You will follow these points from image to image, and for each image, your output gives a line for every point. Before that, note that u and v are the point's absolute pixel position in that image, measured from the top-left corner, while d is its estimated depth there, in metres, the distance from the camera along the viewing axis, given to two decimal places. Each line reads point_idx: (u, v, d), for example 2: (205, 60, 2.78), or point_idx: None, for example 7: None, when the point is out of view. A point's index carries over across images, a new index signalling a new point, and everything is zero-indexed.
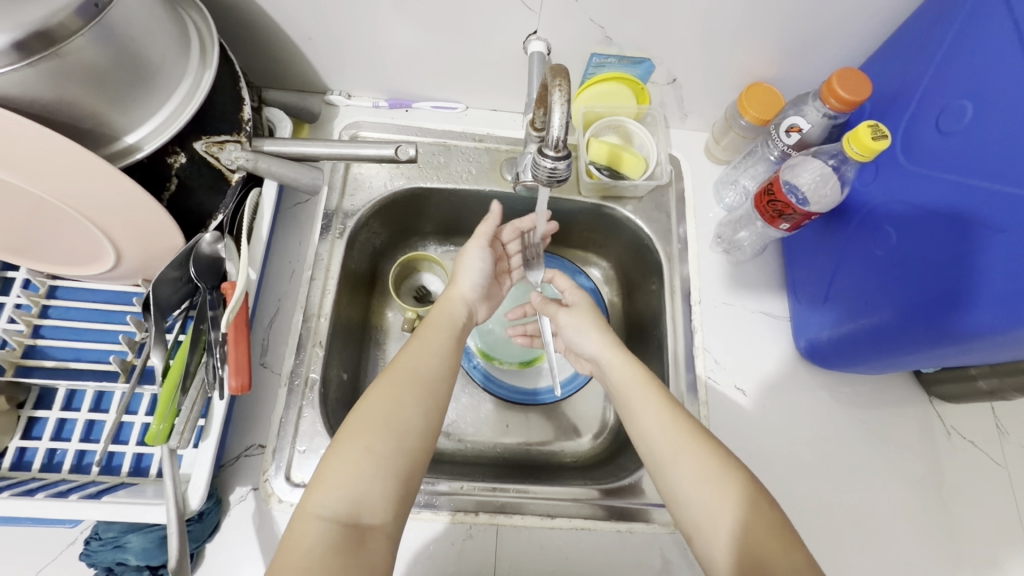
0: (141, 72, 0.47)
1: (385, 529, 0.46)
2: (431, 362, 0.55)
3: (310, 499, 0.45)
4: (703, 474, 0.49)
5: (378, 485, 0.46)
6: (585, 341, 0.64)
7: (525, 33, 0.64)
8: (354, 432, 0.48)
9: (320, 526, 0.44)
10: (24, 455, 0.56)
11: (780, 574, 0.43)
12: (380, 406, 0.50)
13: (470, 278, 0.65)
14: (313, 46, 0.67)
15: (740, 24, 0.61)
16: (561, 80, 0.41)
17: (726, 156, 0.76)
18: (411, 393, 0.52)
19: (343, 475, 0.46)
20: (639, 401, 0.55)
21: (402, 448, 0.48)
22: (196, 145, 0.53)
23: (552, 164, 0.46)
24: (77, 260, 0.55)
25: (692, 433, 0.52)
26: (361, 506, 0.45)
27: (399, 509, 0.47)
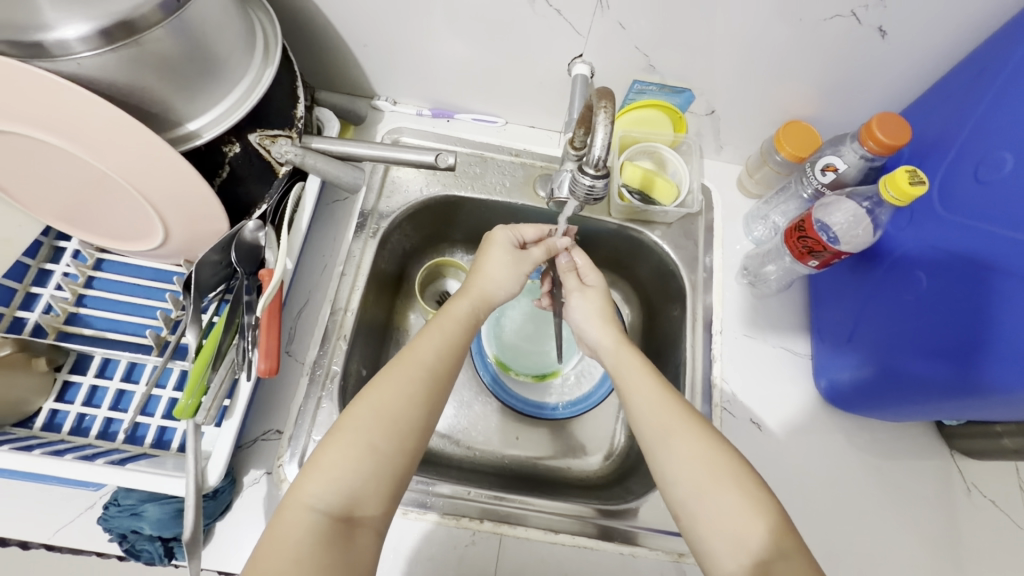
0: (210, 65, 0.50)
1: (374, 526, 0.46)
2: (445, 355, 0.55)
3: (304, 490, 0.45)
4: (690, 448, 0.50)
5: (373, 483, 0.47)
6: (588, 329, 0.64)
7: (571, 55, 0.66)
8: (358, 425, 0.48)
9: (310, 517, 0.44)
10: (56, 416, 0.58)
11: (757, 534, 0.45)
12: (389, 404, 0.49)
13: (493, 268, 0.62)
14: (367, 53, 0.70)
15: (783, 62, 0.62)
16: (607, 102, 0.42)
17: (758, 191, 0.76)
18: (418, 389, 0.51)
19: (337, 466, 0.46)
20: (633, 381, 0.56)
21: (400, 447, 0.48)
22: (251, 137, 0.55)
23: (590, 182, 0.47)
24: (125, 237, 0.58)
25: (683, 415, 0.52)
26: (355, 501, 0.46)
27: (390, 504, 0.48)
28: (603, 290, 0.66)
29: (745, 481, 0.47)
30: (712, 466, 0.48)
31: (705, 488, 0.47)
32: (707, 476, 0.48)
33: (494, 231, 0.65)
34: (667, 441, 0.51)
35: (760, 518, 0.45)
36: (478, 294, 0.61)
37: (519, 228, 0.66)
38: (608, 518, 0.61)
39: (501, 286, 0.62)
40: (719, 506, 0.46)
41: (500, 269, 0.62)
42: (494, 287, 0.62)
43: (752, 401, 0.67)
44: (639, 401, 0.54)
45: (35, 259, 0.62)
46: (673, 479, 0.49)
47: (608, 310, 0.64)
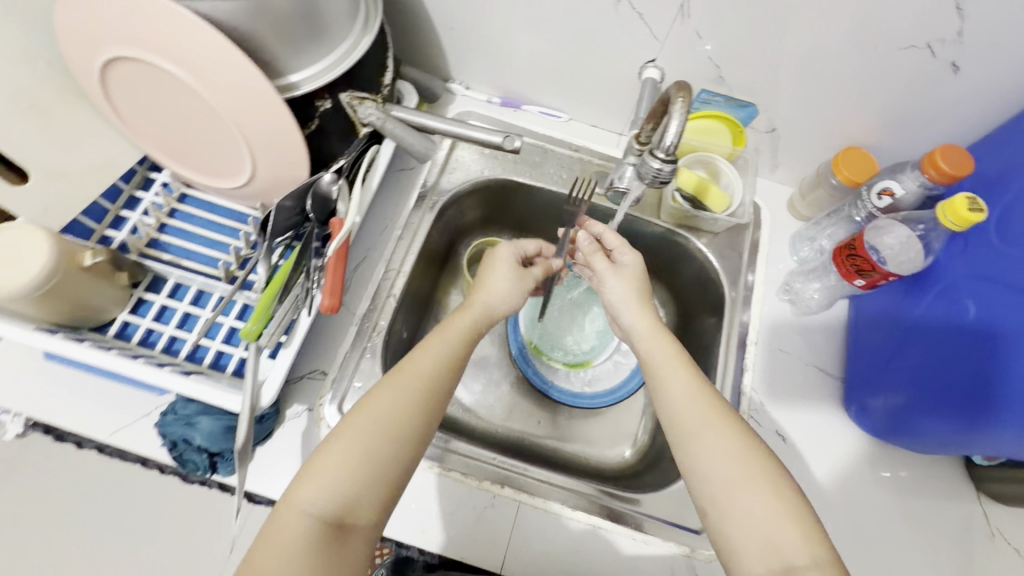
0: (319, 25, 0.54)
1: (366, 532, 0.47)
2: (445, 365, 0.54)
3: (298, 493, 0.46)
4: (730, 449, 0.50)
5: (367, 493, 0.47)
6: (622, 311, 0.63)
7: (643, 59, 0.68)
8: (354, 433, 0.49)
9: (304, 521, 0.45)
10: (127, 328, 0.63)
11: (790, 545, 0.45)
12: (383, 411, 0.50)
13: (495, 288, 0.62)
14: (451, 36, 0.74)
15: (851, 88, 0.64)
16: (684, 94, 0.45)
17: (809, 213, 0.77)
18: (415, 398, 0.51)
19: (332, 470, 0.47)
20: (668, 374, 0.56)
21: (394, 456, 0.49)
22: (342, 96, 0.59)
23: (660, 166, 0.48)
24: (213, 174, 0.63)
25: (718, 412, 0.53)
26: (348, 506, 0.46)
27: (382, 515, 0.48)
28: (637, 268, 0.65)
29: (778, 484, 0.48)
30: (746, 466, 0.49)
31: (738, 487, 0.48)
32: (748, 485, 0.48)
33: (497, 248, 0.66)
34: (701, 434, 0.51)
35: (791, 522, 0.46)
36: (481, 310, 0.60)
37: (520, 244, 0.68)
38: (625, 502, 0.62)
39: (498, 294, 0.62)
40: (750, 510, 0.47)
41: (501, 291, 0.63)
42: (494, 298, 0.62)
43: (778, 414, 0.68)
44: (674, 390, 0.55)
45: (128, 184, 0.68)
46: (706, 476, 0.50)
47: (640, 290, 0.64)
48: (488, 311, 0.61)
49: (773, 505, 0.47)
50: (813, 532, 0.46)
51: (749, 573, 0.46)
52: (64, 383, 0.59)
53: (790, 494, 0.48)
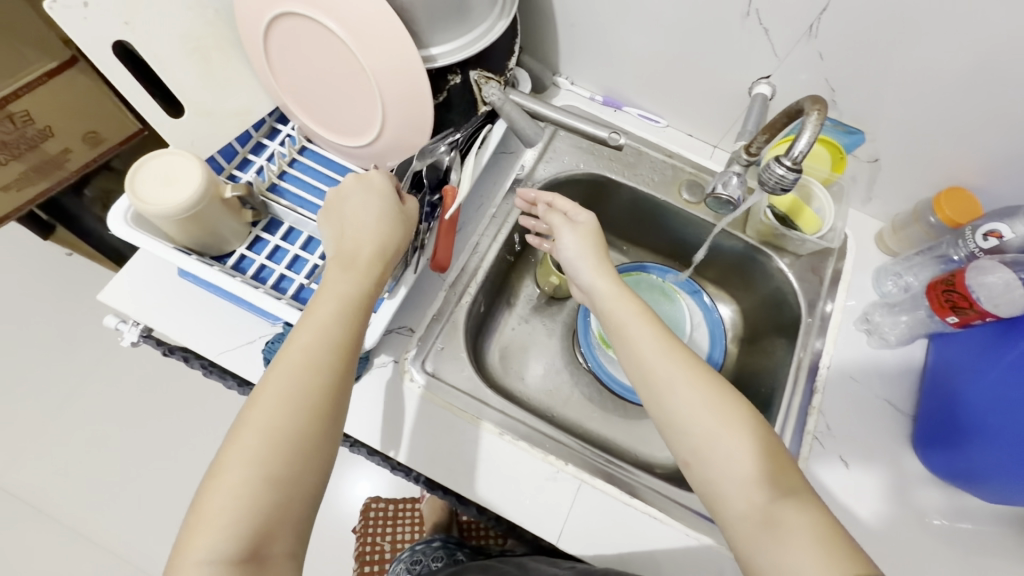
0: (467, 5, 0.58)
1: (285, 553, 0.47)
2: (315, 350, 0.52)
3: (195, 542, 0.44)
4: (705, 400, 0.52)
5: (278, 516, 0.47)
6: (581, 271, 0.64)
7: (757, 75, 0.70)
8: (240, 459, 0.47)
9: (207, 568, 0.43)
10: (242, 262, 0.68)
11: (785, 502, 0.47)
12: (269, 422, 0.48)
13: (352, 226, 0.59)
14: (570, 32, 0.78)
15: (968, 127, 0.64)
16: (820, 107, 0.46)
17: (897, 248, 0.77)
18: (300, 395, 0.50)
19: (226, 505, 0.45)
20: (632, 329, 0.58)
21: (299, 472, 0.48)
22: (471, 74, 0.64)
23: (782, 173, 0.48)
24: (339, 130, 0.68)
25: (687, 362, 0.55)
26: (260, 539, 0.45)
27: (297, 530, 0.48)
28: (590, 226, 0.66)
29: (751, 424, 0.51)
30: (719, 410, 0.52)
31: (714, 430, 0.51)
32: (733, 436, 0.50)
33: (373, 178, 0.62)
34: (674, 383, 0.54)
35: (760, 458, 0.49)
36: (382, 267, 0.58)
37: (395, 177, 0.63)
38: (678, 494, 0.63)
39: (360, 232, 0.59)
40: (723, 450, 0.50)
41: (350, 226, 0.60)
42: (380, 245, 0.59)
43: (845, 441, 0.68)
44: (643, 346, 0.56)
45: (257, 132, 0.74)
46: (681, 424, 0.52)
47: (599, 245, 0.65)
48: (378, 252, 0.58)
49: (748, 449, 0.50)
50: (783, 465, 0.49)
51: (738, 519, 0.48)
52: (186, 301, 0.65)
53: (774, 441, 0.51)
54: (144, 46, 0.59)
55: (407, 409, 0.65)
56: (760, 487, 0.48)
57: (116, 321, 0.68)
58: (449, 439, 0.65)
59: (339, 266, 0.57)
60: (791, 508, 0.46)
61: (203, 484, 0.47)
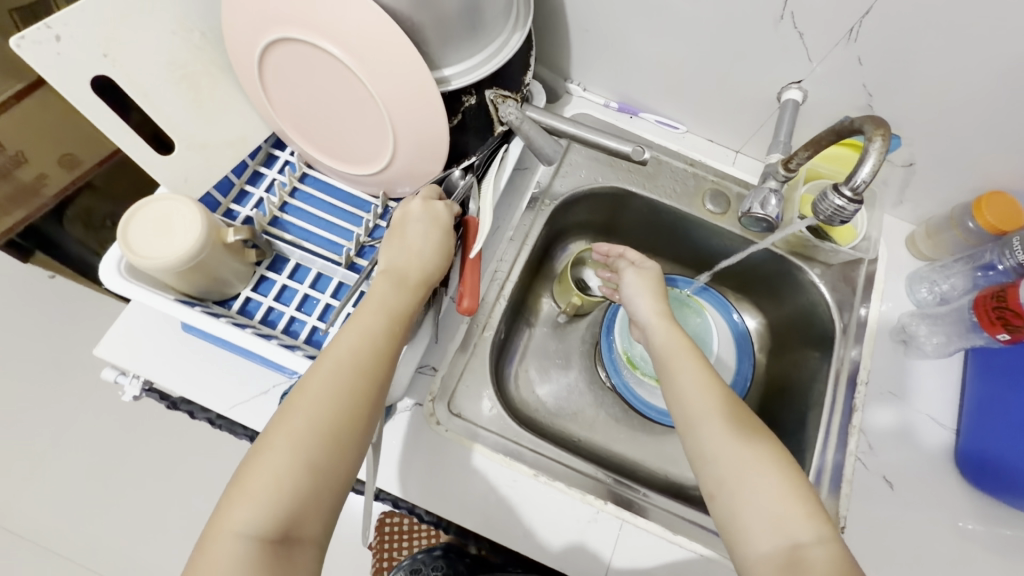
0: (482, 20, 0.54)
1: (312, 542, 0.45)
2: (362, 347, 0.50)
3: (228, 516, 0.43)
4: (733, 434, 0.52)
5: (312, 505, 0.45)
6: (637, 302, 0.66)
7: (787, 80, 0.66)
8: (285, 440, 0.45)
9: (239, 544, 0.42)
10: (248, 305, 0.63)
11: (809, 543, 0.46)
12: (320, 412, 0.47)
13: (392, 254, 0.57)
14: (583, 38, 0.73)
15: (1010, 131, 0.61)
16: (883, 131, 0.43)
17: (931, 253, 0.74)
18: (348, 390, 0.48)
19: (266, 485, 0.44)
20: (679, 361, 0.59)
21: (338, 464, 0.46)
22: (487, 93, 0.59)
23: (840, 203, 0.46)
24: (343, 158, 0.63)
25: (722, 399, 0.55)
26: (293, 521, 0.44)
27: (329, 518, 0.46)
28: (654, 271, 0.69)
29: (785, 464, 0.50)
30: (752, 448, 0.51)
31: (744, 467, 0.50)
32: (764, 475, 0.49)
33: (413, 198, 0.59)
34: (705, 415, 0.54)
35: (793, 498, 0.48)
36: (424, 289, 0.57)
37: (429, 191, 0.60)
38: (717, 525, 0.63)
39: (414, 256, 0.57)
40: (753, 486, 0.49)
41: (390, 254, 0.57)
42: (423, 265, 0.57)
43: (887, 460, 0.66)
44: (683, 377, 0.57)
45: (253, 161, 0.68)
46: (711, 457, 0.52)
47: (660, 287, 0.67)
48: (424, 278, 0.57)
49: (776, 483, 0.49)
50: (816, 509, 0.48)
51: (759, 555, 0.47)
52: (193, 352, 0.60)
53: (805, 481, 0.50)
54: (128, 80, 0.54)
55: (433, 455, 0.62)
56: (788, 527, 0.47)
57: (114, 375, 0.63)
58: (481, 485, 0.61)
59: (388, 282, 0.55)
60: (818, 547, 0.45)
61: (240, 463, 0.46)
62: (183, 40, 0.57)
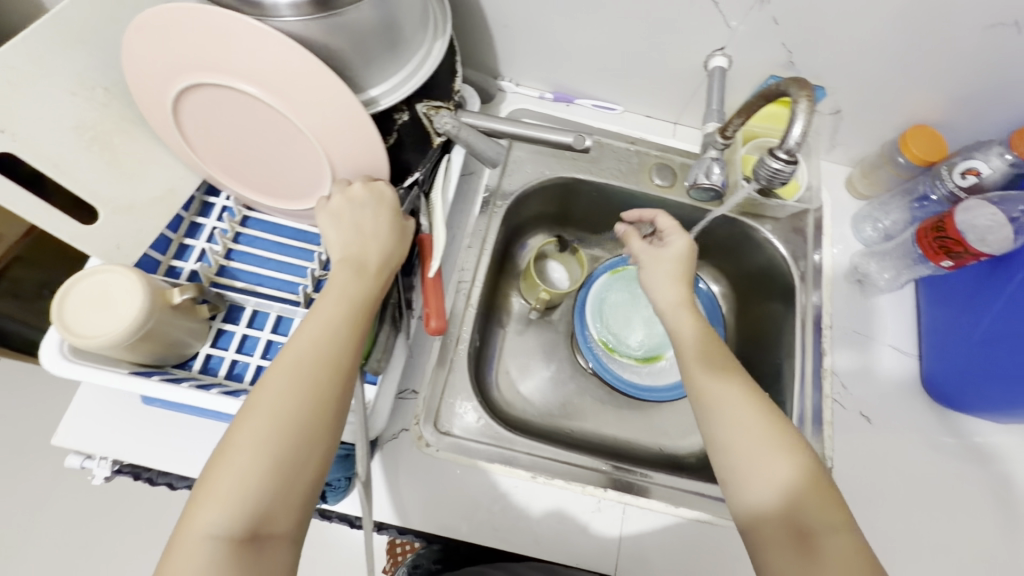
0: (401, 34, 0.52)
1: (284, 539, 0.44)
2: (315, 347, 0.49)
3: (197, 516, 0.42)
4: (768, 427, 0.53)
5: (282, 501, 0.44)
6: (659, 290, 0.65)
7: (710, 48, 0.67)
8: (252, 439, 0.44)
9: (208, 545, 0.41)
10: (210, 361, 0.61)
11: (821, 532, 0.48)
12: (285, 409, 0.45)
13: (335, 235, 0.55)
14: (507, 34, 0.72)
15: (922, 66, 0.63)
16: (808, 93, 0.44)
17: (869, 192, 0.78)
18: (314, 386, 0.47)
19: (233, 487, 0.43)
20: (711, 351, 0.59)
21: (306, 458, 0.45)
22: (418, 107, 0.58)
23: (778, 166, 0.47)
24: (282, 194, 0.61)
25: (749, 394, 0.55)
26: (262, 518, 0.43)
27: (302, 514, 0.46)
28: (681, 250, 0.66)
29: (798, 452, 0.52)
30: (772, 442, 0.52)
31: (760, 463, 0.51)
32: (779, 464, 0.51)
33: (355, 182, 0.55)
34: (725, 404, 0.55)
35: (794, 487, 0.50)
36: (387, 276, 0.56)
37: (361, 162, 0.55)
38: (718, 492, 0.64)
39: (369, 240, 0.55)
40: (761, 476, 0.51)
41: (331, 236, 0.55)
42: (381, 252, 0.55)
43: (862, 396, 0.69)
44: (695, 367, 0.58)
45: (188, 212, 0.65)
46: (724, 449, 0.53)
47: (678, 270, 0.65)
48: (383, 263, 0.55)
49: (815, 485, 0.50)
50: (835, 499, 0.49)
51: (771, 536, 0.49)
52: (163, 421, 0.58)
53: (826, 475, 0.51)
54: (31, 152, 0.50)
55: (432, 477, 0.63)
56: (789, 506, 0.50)
57: (80, 460, 0.58)
58: None
59: (347, 270, 0.53)
60: (824, 529, 0.48)
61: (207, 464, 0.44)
62: (85, 99, 0.53)
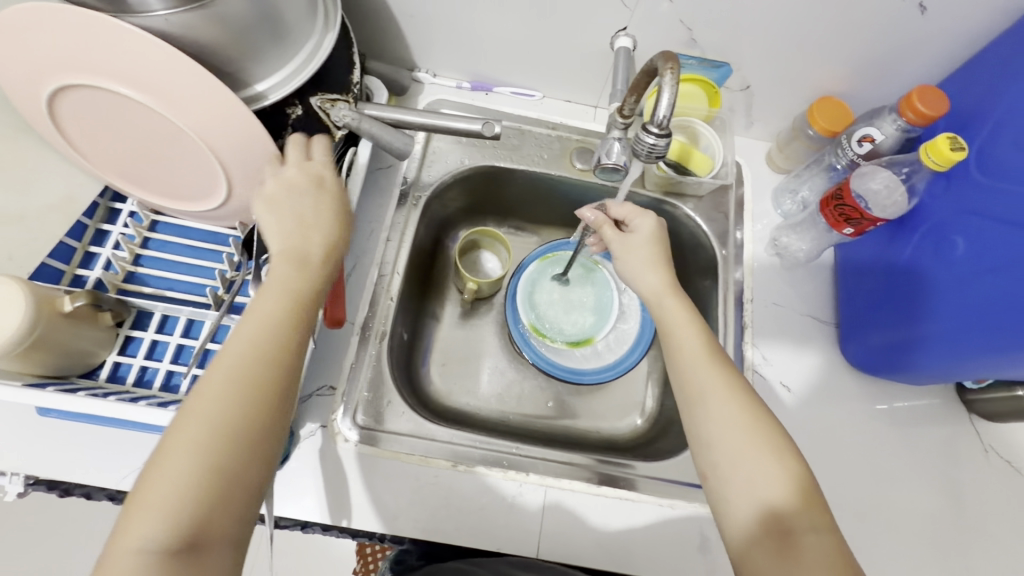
0: (284, 26, 0.52)
1: (227, 552, 0.38)
2: (252, 340, 0.44)
3: (127, 528, 0.36)
4: (744, 423, 0.50)
5: (226, 506, 0.39)
6: (641, 275, 0.61)
7: (614, 29, 0.67)
8: (186, 440, 0.39)
9: (140, 561, 0.36)
10: (119, 369, 0.60)
11: (801, 538, 0.45)
12: (224, 407, 0.40)
13: (279, 229, 0.51)
14: (414, 24, 0.71)
15: (821, 38, 0.64)
16: (673, 64, 0.45)
17: (787, 165, 0.79)
18: (250, 384, 0.42)
19: (174, 495, 0.37)
20: (678, 336, 0.56)
21: (249, 460, 0.40)
22: (313, 101, 0.57)
23: (654, 141, 0.46)
24: (184, 197, 0.60)
25: (725, 380, 0.52)
26: (200, 527, 0.38)
27: (244, 524, 0.40)
28: (648, 231, 0.63)
29: (785, 450, 0.49)
30: (750, 432, 0.49)
31: (738, 456, 0.49)
32: (760, 465, 0.48)
33: (291, 178, 0.53)
34: (711, 399, 0.52)
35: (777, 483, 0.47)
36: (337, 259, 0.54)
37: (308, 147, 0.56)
38: (643, 469, 0.64)
39: (311, 231, 0.52)
40: (739, 470, 0.48)
41: (274, 232, 0.51)
42: (325, 238, 0.53)
43: (781, 366, 0.71)
44: (686, 359, 0.54)
45: (92, 219, 0.63)
46: (708, 441, 0.51)
47: (655, 253, 0.62)
48: (328, 254, 0.52)
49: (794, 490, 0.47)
50: (812, 496, 0.47)
51: (750, 540, 0.47)
52: (71, 433, 0.57)
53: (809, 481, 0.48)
54: None
55: (349, 474, 0.60)
56: (770, 504, 0.47)
57: None
58: (403, 490, 0.61)
59: (289, 265, 0.50)
60: (804, 527, 0.45)
61: (141, 473, 0.39)
62: None
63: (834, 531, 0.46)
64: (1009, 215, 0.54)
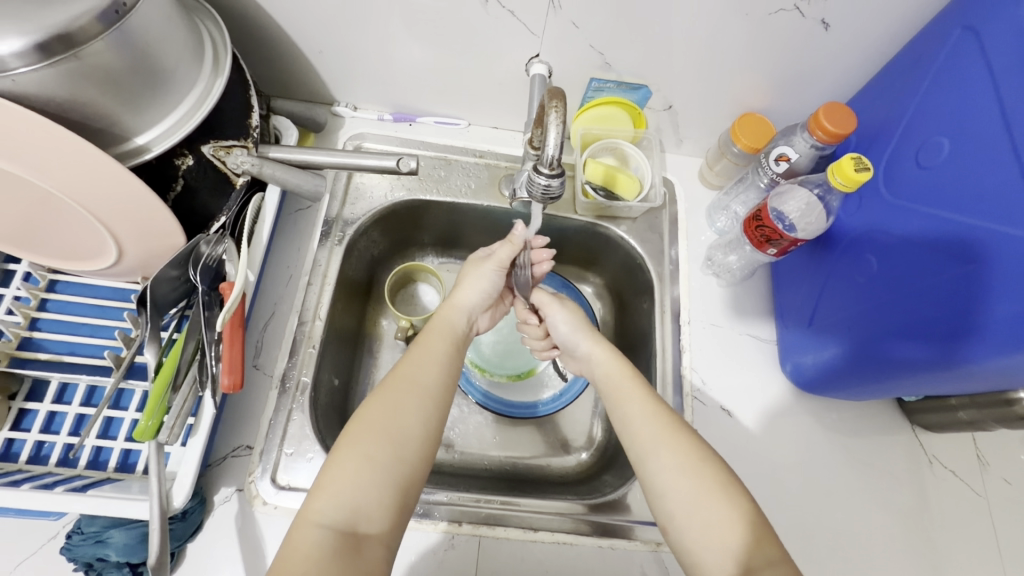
0: (161, 75, 0.48)
1: (381, 536, 0.45)
2: (435, 369, 0.54)
3: (310, 506, 0.44)
4: (686, 465, 0.48)
5: (375, 498, 0.45)
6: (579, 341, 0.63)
7: (528, 55, 0.66)
8: (353, 442, 0.47)
9: (318, 533, 0.43)
10: (12, 445, 0.55)
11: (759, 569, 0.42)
12: (380, 417, 0.49)
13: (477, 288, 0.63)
14: (323, 60, 0.68)
15: (737, 57, 0.63)
16: (557, 102, 0.44)
17: (719, 182, 0.78)
18: (409, 404, 0.50)
19: (338, 490, 0.45)
20: (624, 391, 0.55)
21: (398, 459, 0.47)
22: (204, 149, 0.55)
23: (545, 181, 0.51)
24: (77, 255, 0.56)
25: (672, 427, 0.51)
26: (359, 515, 0.44)
27: (397, 517, 0.46)
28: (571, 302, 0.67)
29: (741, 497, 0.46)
30: (697, 474, 0.48)
31: (694, 499, 0.46)
32: (720, 508, 0.46)
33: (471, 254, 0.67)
34: (657, 446, 0.50)
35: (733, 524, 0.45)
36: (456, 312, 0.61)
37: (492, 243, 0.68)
38: (581, 512, 0.61)
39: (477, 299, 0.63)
40: (696, 516, 0.46)
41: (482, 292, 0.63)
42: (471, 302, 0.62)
43: (721, 388, 0.69)
44: (630, 407, 0.54)
45: None
46: (663, 490, 0.48)
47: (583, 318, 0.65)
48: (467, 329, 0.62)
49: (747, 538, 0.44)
50: (759, 529, 0.45)
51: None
52: None
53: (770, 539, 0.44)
54: None
55: (267, 541, 0.57)
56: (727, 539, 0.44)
57: None
58: None
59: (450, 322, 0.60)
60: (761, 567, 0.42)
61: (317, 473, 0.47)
62: None
63: (790, 561, 0.43)
64: (926, 224, 0.53)
